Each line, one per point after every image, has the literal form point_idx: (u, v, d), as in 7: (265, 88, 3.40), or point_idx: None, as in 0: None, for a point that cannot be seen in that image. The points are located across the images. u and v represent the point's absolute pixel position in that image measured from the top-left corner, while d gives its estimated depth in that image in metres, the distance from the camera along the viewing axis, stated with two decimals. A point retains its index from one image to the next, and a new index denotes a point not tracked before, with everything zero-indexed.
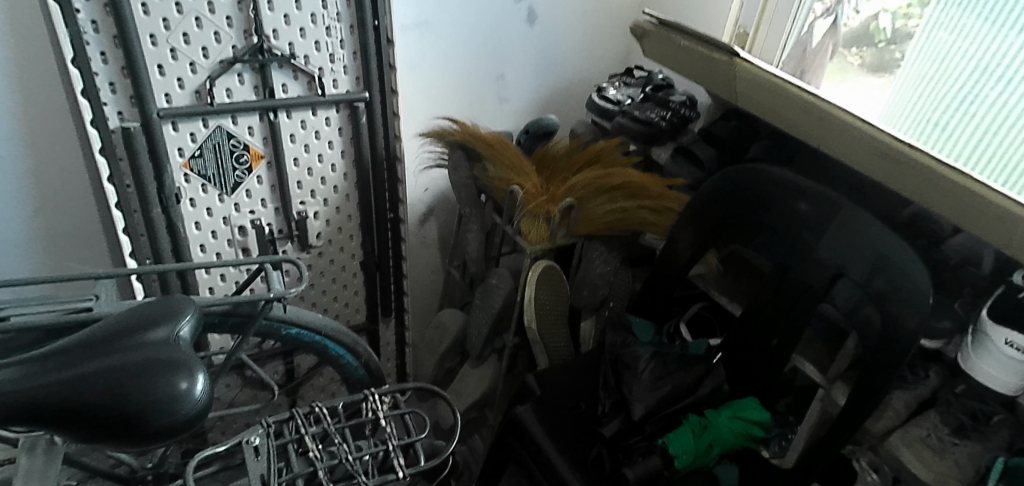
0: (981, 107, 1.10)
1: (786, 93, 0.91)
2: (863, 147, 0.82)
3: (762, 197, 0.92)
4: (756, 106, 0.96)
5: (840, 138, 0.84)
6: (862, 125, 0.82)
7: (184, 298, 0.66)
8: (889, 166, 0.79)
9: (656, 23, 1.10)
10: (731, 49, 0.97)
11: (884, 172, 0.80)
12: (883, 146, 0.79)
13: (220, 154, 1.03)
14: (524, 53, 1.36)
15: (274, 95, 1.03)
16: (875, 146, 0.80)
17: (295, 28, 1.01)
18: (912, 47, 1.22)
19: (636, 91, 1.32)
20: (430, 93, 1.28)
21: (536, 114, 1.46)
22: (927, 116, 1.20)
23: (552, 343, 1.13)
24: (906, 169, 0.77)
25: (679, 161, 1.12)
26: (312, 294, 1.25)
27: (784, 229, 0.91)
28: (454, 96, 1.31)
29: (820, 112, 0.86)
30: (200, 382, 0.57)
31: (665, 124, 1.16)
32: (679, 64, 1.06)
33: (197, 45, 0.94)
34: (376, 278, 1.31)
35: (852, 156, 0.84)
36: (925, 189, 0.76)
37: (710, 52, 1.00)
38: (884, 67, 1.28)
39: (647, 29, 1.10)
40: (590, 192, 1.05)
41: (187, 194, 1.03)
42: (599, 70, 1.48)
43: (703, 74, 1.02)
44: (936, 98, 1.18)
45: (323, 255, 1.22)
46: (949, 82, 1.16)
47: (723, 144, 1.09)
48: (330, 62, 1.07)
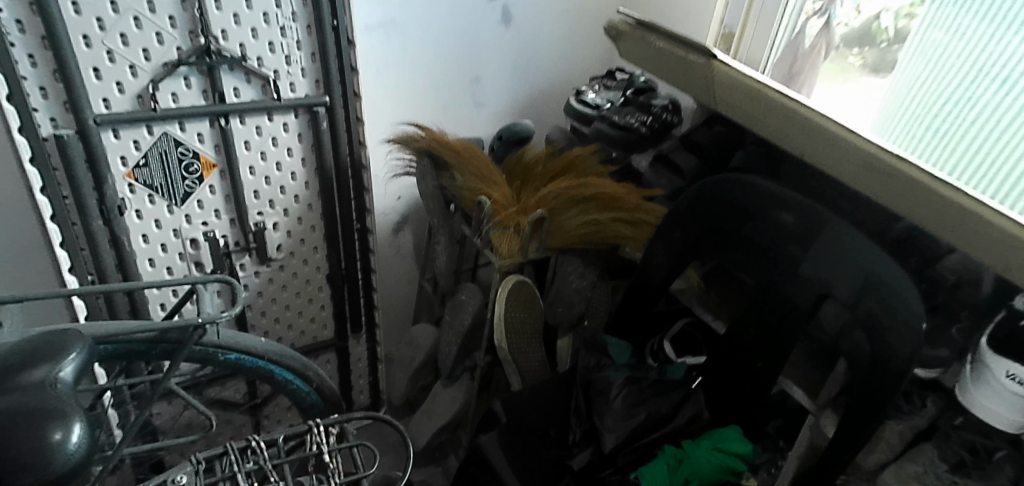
0: (978, 116, 1.03)
1: (767, 100, 0.83)
2: (851, 157, 0.75)
3: (744, 209, 0.86)
4: (735, 112, 0.89)
5: (825, 148, 0.78)
6: (848, 135, 0.75)
7: (84, 330, 0.62)
8: (878, 179, 0.73)
9: (633, 22, 1.03)
10: (709, 51, 0.89)
11: (871, 185, 0.74)
12: (870, 157, 0.73)
13: (168, 163, 0.96)
14: (502, 55, 1.29)
15: (225, 100, 0.97)
16: (861, 157, 0.74)
17: (247, 29, 0.95)
18: (908, 49, 1.15)
19: (617, 95, 1.25)
20: (402, 98, 1.22)
21: (514, 119, 1.40)
22: (919, 120, 1.13)
23: (526, 363, 1.06)
24: (894, 183, 0.71)
25: (659, 169, 1.06)
26: (275, 310, 1.18)
27: (769, 243, 0.84)
28: (427, 102, 1.25)
29: (804, 119, 0.79)
30: (77, 433, 0.52)
31: (645, 130, 1.12)
32: (656, 68, 0.99)
33: (137, 46, 0.88)
34: (344, 292, 1.24)
35: (839, 167, 0.77)
36: (916, 205, 0.69)
37: (688, 55, 0.92)
38: (882, 68, 1.21)
39: (622, 29, 1.03)
40: (561, 203, 0.99)
41: (132, 205, 0.96)
42: (582, 73, 1.42)
43: (681, 78, 0.95)
44: (928, 101, 1.11)
45: (286, 269, 1.15)
46: (945, 87, 1.08)
47: (705, 152, 1.01)
48: (287, 64, 1.00)
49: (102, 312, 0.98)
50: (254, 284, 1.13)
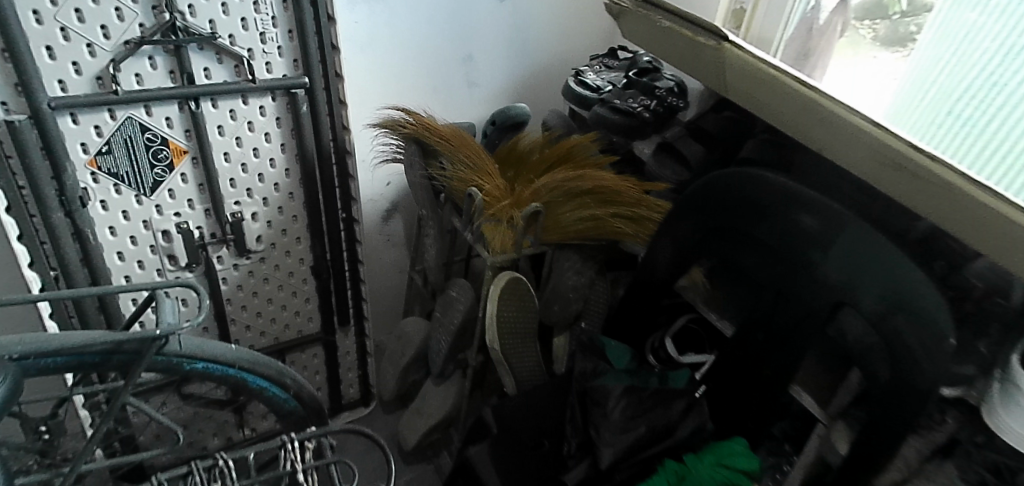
0: (994, 106, 0.97)
1: (780, 87, 0.77)
2: (867, 148, 0.69)
3: (755, 206, 0.79)
4: (745, 100, 0.82)
5: (839, 137, 0.72)
6: (867, 126, 0.69)
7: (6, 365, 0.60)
8: (898, 174, 0.67)
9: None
10: (720, 33, 0.81)
11: (893, 183, 0.67)
12: (893, 154, 0.66)
13: (134, 150, 0.89)
14: (496, 33, 1.21)
15: (195, 82, 0.89)
16: (884, 153, 0.67)
17: (216, 4, 0.87)
18: (930, 27, 1.08)
19: (619, 75, 1.18)
20: (391, 79, 1.14)
21: (510, 101, 1.32)
22: (941, 104, 1.06)
23: (520, 364, 1.00)
24: (919, 183, 0.65)
25: (663, 159, 0.99)
26: (257, 304, 1.13)
27: (782, 245, 0.77)
28: (417, 82, 1.18)
29: (823, 110, 0.73)
30: None
31: (649, 115, 1.04)
32: (661, 50, 0.92)
33: (94, 23, 0.80)
34: (330, 284, 1.19)
35: (852, 158, 0.71)
36: (938, 203, 0.63)
37: (696, 37, 0.85)
38: (896, 42, 1.15)
39: (624, 6, 0.95)
40: (558, 196, 0.92)
41: (96, 196, 0.89)
42: (582, 52, 1.34)
43: (688, 61, 0.87)
44: (951, 83, 1.04)
45: (267, 261, 1.10)
46: (964, 71, 1.02)
47: (712, 140, 0.95)
48: (262, 43, 0.93)
49: (68, 312, 0.91)
50: (233, 277, 1.07)
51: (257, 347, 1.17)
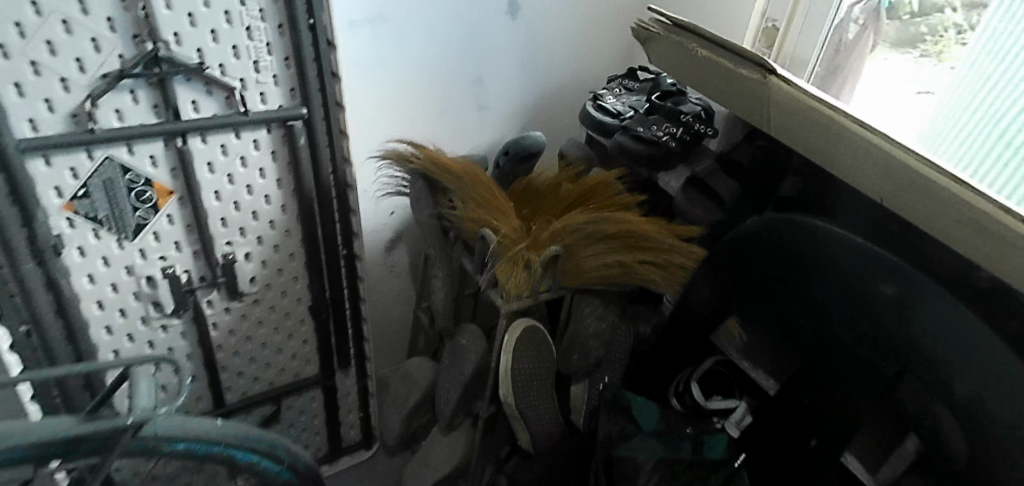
0: (1011, 120, 0.94)
1: (793, 102, 0.71)
2: (883, 168, 0.64)
3: (799, 255, 0.72)
4: (783, 135, 0.74)
5: (853, 155, 0.67)
6: (884, 144, 0.64)
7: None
8: (919, 197, 0.61)
9: (667, 23, 0.87)
10: (765, 65, 0.73)
11: (953, 231, 0.59)
12: (952, 198, 0.58)
13: (114, 192, 0.81)
14: (507, 53, 1.13)
15: (181, 116, 0.82)
16: (943, 197, 0.59)
17: (205, 31, 0.79)
18: (970, 47, 1.01)
19: (641, 99, 1.11)
20: (396, 105, 1.06)
21: (523, 124, 1.24)
22: (973, 130, 1.00)
23: (537, 420, 0.92)
24: (985, 233, 0.56)
25: (691, 194, 0.90)
26: (250, 348, 1.06)
27: (824, 298, 0.69)
28: (424, 107, 1.09)
29: (871, 147, 0.65)
30: None
31: (675, 143, 0.96)
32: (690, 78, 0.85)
33: (68, 56, 0.72)
34: (329, 324, 1.12)
35: (861, 174, 0.67)
36: (995, 251, 0.55)
37: (728, 65, 0.78)
38: (907, 42, 1.10)
39: (654, 31, 0.88)
40: (580, 237, 0.84)
41: (72, 242, 0.81)
42: (598, 72, 1.26)
43: (719, 90, 0.80)
44: (988, 109, 0.98)
45: (261, 302, 1.02)
46: (984, 83, 0.99)
47: (747, 175, 0.87)
48: (255, 72, 0.85)
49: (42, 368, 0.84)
50: (224, 321, 1.00)
51: (250, 392, 1.10)
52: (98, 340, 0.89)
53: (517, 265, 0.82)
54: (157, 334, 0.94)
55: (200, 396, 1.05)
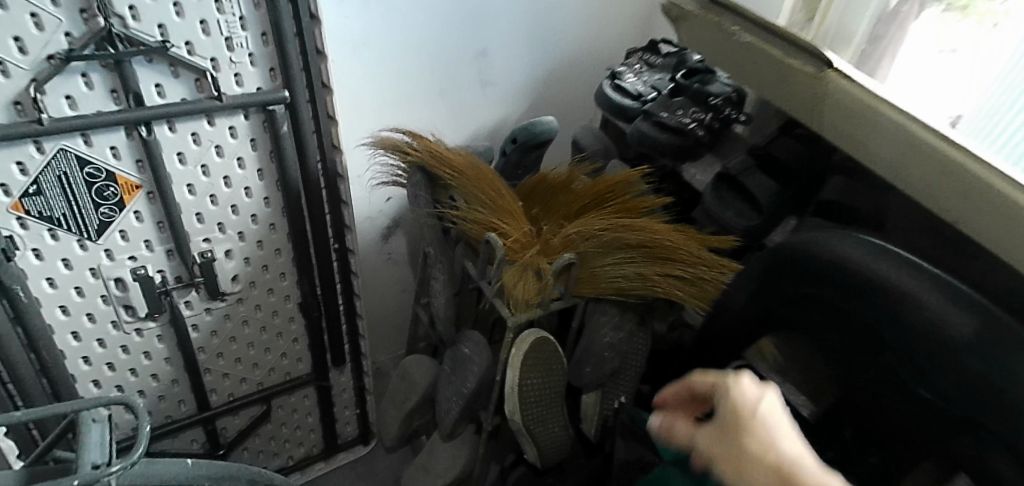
0: None
1: (837, 92, 0.63)
2: (926, 164, 0.57)
3: (823, 268, 0.63)
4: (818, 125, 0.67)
5: (889, 145, 0.60)
6: (933, 137, 0.57)
7: None
8: (956, 194, 0.54)
9: (703, 2, 0.79)
10: (822, 56, 0.66)
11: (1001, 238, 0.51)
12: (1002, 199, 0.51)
13: (71, 188, 0.72)
14: (515, 22, 1.01)
15: (144, 102, 0.72)
16: (993, 198, 0.52)
17: (166, 4, 0.68)
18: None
19: (664, 77, 1.01)
20: (388, 83, 0.96)
21: (531, 101, 1.13)
22: None
23: (544, 436, 0.85)
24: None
25: (722, 192, 0.80)
26: (236, 348, 0.99)
27: (864, 316, 0.60)
28: (420, 85, 0.99)
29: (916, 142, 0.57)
30: None
31: (702, 131, 0.88)
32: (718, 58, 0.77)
33: (5, 35, 0.62)
34: (321, 321, 1.05)
35: (893, 168, 0.60)
36: None
37: (772, 49, 0.69)
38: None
39: (687, 9, 0.79)
40: (596, 246, 0.75)
41: (26, 244, 0.72)
42: (614, 45, 1.15)
43: (749, 74, 0.73)
44: None
45: (245, 301, 0.95)
46: None
47: (788, 174, 0.76)
48: (228, 50, 0.75)
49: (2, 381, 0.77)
50: (205, 322, 0.93)
51: (237, 393, 1.04)
52: (65, 348, 0.82)
53: (526, 275, 0.75)
54: (131, 338, 0.87)
55: (182, 400, 0.99)
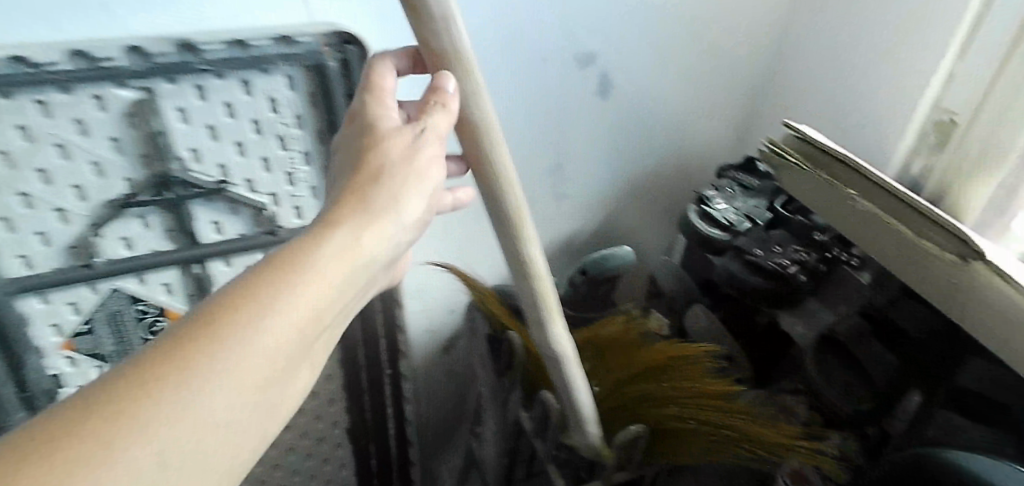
0: None
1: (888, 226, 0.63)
2: (908, 259, 0.60)
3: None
4: (872, 246, 0.64)
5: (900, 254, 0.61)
6: (926, 242, 0.59)
7: None
8: (926, 276, 0.59)
9: (808, 149, 0.72)
10: (973, 246, 0.56)
11: (927, 280, 0.59)
12: (954, 277, 0.57)
13: (121, 325, 0.70)
14: (592, 133, 0.95)
15: (199, 240, 0.69)
16: (949, 280, 0.57)
17: (228, 144, 0.66)
18: None
19: (761, 203, 0.91)
20: (505, 92, 0.84)
21: (606, 212, 1.06)
22: None
23: None
24: (1005, 317, 0.53)
25: (826, 357, 0.73)
26: (277, 477, 0.91)
27: None
28: (520, 102, 0.87)
29: (936, 264, 0.58)
30: None
31: (807, 277, 0.77)
32: (808, 185, 0.71)
33: (65, 183, 0.60)
34: (370, 448, 0.98)
35: (903, 269, 0.61)
36: (998, 326, 0.53)
37: (849, 188, 0.67)
38: None
39: (798, 165, 0.72)
40: (658, 388, 0.67)
41: (72, 382, 0.71)
42: (704, 151, 1.08)
43: (820, 204, 0.69)
44: None
45: (293, 427, 0.88)
46: None
47: (903, 342, 0.69)
48: (289, 184, 0.71)
49: None
50: None
51: None
52: None
53: None
54: None
55: None
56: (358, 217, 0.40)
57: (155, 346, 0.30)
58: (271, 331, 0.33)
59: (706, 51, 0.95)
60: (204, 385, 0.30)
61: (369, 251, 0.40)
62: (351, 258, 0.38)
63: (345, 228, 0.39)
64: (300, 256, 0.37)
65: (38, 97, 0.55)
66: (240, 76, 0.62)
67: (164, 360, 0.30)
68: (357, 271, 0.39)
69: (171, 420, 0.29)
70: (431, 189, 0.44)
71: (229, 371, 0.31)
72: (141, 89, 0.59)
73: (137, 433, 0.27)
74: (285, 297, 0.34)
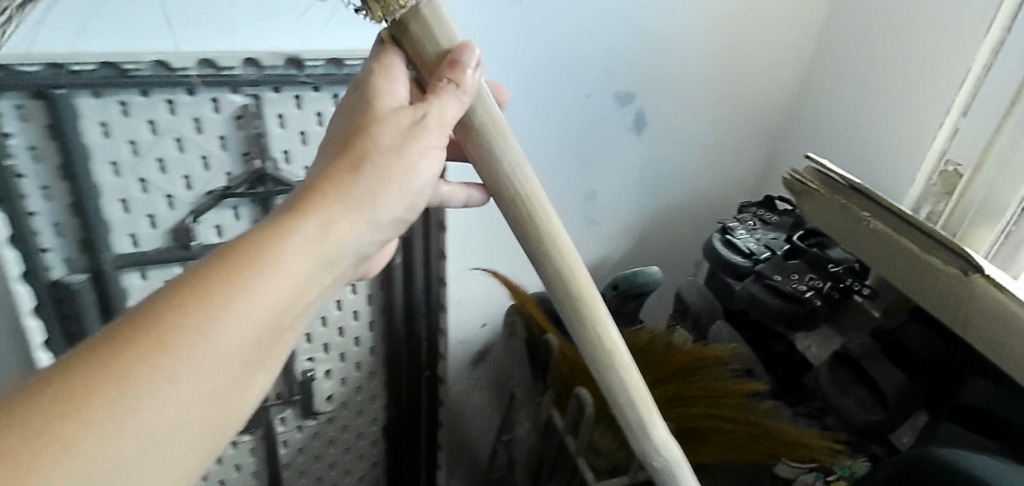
0: None
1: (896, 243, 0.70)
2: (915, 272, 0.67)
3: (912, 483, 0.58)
4: (882, 261, 0.72)
5: (907, 268, 0.68)
6: (929, 255, 0.66)
7: None
8: (927, 285, 0.66)
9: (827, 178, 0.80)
10: (973, 261, 0.63)
11: (928, 292, 0.66)
12: (952, 287, 0.64)
13: None
14: (625, 164, 1.04)
15: None
16: (949, 289, 0.64)
17: (314, 149, 0.75)
18: None
19: (779, 236, 0.98)
20: (549, 122, 0.94)
21: (633, 239, 1.14)
22: None
23: None
24: (997, 320, 0.59)
25: (841, 374, 0.77)
26: (317, 466, 0.97)
27: None
28: (562, 132, 0.96)
29: (937, 275, 0.65)
30: None
31: (820, 302, 0.85)
32: (825, 209, 0.78)
33: (177, 173, 0.69)
34: (401, 448, 1.03)
35: (910, 281, 0.68)
36: (994, 329, 0.60)
37: (860, 209, 0.74)
38: None
39: (815, 188, 0.80)
40: (691, 392, 0.73)
41: None
42: (725, 188, 1.17)
43: (834, 224, 0.77)
44: None
45: (336, 421, 0.95)
46: None
47: (917, 365, 0.74)
48: None
49: None
50: (295, 439, 0.92)
51: None
52: None
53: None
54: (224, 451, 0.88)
55: None
56: (326, 212, 0.40)
57: (93, 344, 0.32)
58: (211, 342, 0.34)
59: (729, 96, 1.05)
60: (136, 390, 0.31)
61: (329, 251, 0.40)
62: (309, 261, 0.39)
63: (306, 224, 0.39)
64: (257, 254, 0.37)
65: (169, 97, 0.65)
66: (332, 91, 0.72)
67: (105, 368, 0.31)
68: (318, 269, 0.40)
69: (103, 429, 0.30)
70: (415, 186, 0.45)
71: (170, 376, 0.32)
72: (250, 95, 0.68)
73: (69, 440, 0.29)
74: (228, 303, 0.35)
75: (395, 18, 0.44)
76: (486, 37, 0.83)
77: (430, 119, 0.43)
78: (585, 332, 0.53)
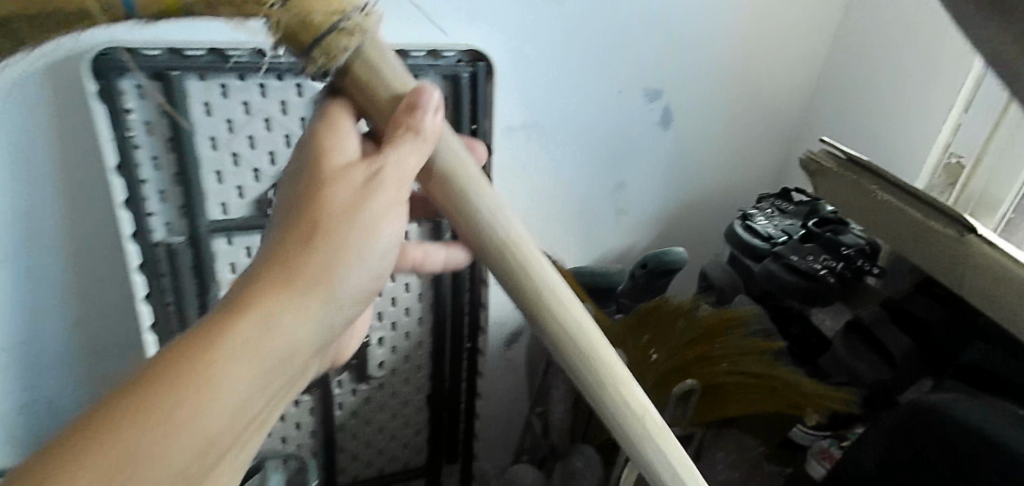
0: None
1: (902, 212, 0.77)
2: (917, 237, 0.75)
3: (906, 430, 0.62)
4: (889, 230, 0.79)
5: (911, 234, 0.76)
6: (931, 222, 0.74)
7: None
8: (928, 248, 0.74)
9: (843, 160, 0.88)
10: (965, 223, 0.71)
11: (928, 256, 0.74)
12: (950, 250, 0.71)
13: None
14: (650, 156, 1.12)
15: None
16: (947, 251, 0.72)
17: None
18: None
19: (795, 222, 1.06)
20: (583, 116, 1.02)
21: (658, 228, 1.22)
22: None
23: None
24: (989, 275, 0.67)
25: (853, 341, 0.85)
26: (367, 430, 1.05)
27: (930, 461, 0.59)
28: (595, 125, 1.04)
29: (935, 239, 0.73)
30: None
31: (834, 279, 0.92)
32: (839, 185, 0.86)
33: (263, 149, 0.78)
34: (442, 417, 1.11)
35: (913, 246, 0.76)
36: (987, 283, 0.67)
37: (870, 184, 0.82)
38: None
39: (829, 167, 0.88)
40: (716, 350, 0.83)
41: None
42: (743, 182, 1.24)
43: (846, 199, 0.85)
44: None
45: (385, 387, 1.03)
46: None
47: (924, 332, 0.80)
48: None
49: None
50: (349, 401, 1.01)
51: (362, 477, 1.10)
52: None
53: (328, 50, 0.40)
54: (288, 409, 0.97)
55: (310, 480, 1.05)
56: (274, 302, 0.35)
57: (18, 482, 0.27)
58: (150, 474, 0.29)
59: (749, 95, 1.14)
60: None
61: (275, 349, 0.35)
62: (264, 364, 0.34)
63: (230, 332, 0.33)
64: (201, 360, 0.32)
65: (261, 81, 0.75)
66: None
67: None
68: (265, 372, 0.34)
69: None
70: (377, 252, 0.40)
71: None
72: None
73: None
74: (168, 423, 0.30)
75: (339, 69, 0.42)
76: (526, 33, 0.91)
77: (387, 171, 0.40)
78: (582, 367, 0.48)
